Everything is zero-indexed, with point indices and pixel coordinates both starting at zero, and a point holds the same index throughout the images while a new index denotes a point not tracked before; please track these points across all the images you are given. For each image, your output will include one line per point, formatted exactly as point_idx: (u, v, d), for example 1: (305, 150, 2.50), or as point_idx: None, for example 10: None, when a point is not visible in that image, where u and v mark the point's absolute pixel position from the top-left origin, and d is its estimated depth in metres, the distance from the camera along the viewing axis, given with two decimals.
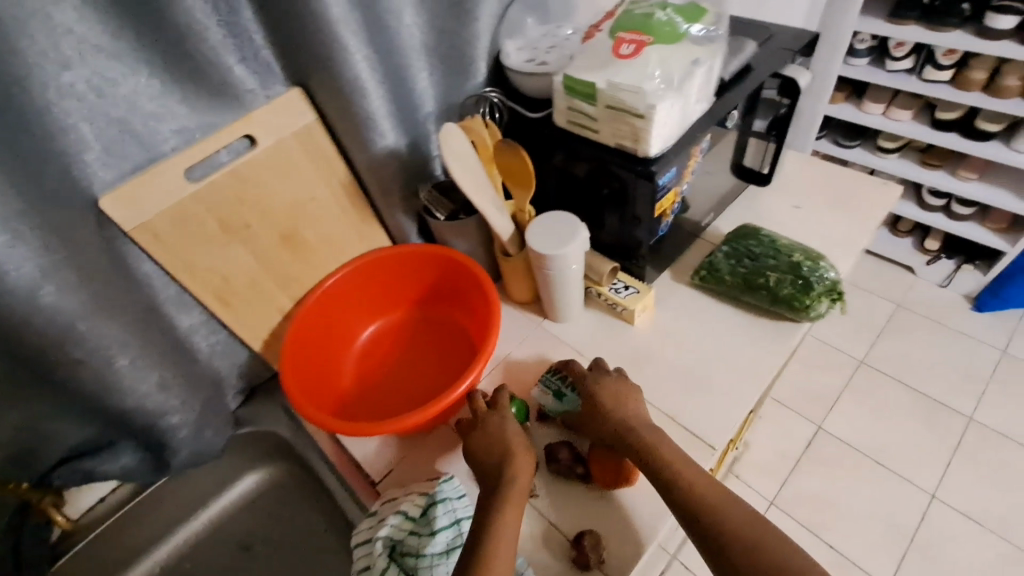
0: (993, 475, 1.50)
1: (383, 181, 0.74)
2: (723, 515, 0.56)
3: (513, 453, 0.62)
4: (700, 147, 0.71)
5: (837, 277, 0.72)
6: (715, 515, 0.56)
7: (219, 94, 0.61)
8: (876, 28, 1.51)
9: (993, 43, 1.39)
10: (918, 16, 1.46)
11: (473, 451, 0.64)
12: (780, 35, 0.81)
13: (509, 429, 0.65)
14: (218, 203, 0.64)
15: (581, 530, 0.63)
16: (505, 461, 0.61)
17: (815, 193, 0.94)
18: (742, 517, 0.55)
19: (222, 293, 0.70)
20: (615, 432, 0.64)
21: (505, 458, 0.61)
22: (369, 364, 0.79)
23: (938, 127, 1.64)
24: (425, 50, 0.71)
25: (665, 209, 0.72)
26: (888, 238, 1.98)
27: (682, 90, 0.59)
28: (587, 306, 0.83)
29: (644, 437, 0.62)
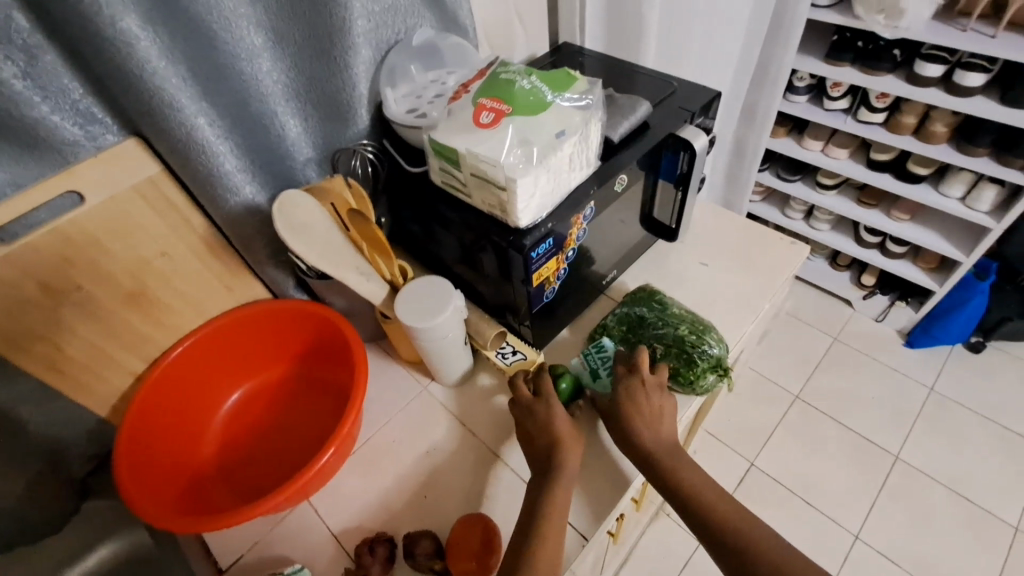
0: (915, 516, 1.52)
1: (246, 236, 0.68)
2: (746, 536, 0.56)
3: (565, 443, 0.62)
4: (584, 215, 0.67)
5: (721, 352, 0.69)
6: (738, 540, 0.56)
7: (32, 148, 0.54)
8: (814, 67, 1.52)
9: (921, 90, 1.39)
10: (852, 58, 1.46)
11: (525, 434, 0.65)
12: (681, 92, 0.79)
13: (556, 417, 0.64)
14: (37, 264, 0.57)
15: None
16: (554, 452, 0.61)
17: (724, 249, 0.92)
18: (763, 533, 0.56)
19: (52, 359, 0.63)
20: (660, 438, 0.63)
21: (555, 449, 0.61)
22: (234, 432, 0.73)
23: (872, 167, 1.66)
24: (291, 99, 0.66)
25: (547, 277, 0.68)
26: (827, 271, 2.00)
27: (545, 164, 0.55)
28: (477, 367, 0.79)
29: (667, 450, 0.62)
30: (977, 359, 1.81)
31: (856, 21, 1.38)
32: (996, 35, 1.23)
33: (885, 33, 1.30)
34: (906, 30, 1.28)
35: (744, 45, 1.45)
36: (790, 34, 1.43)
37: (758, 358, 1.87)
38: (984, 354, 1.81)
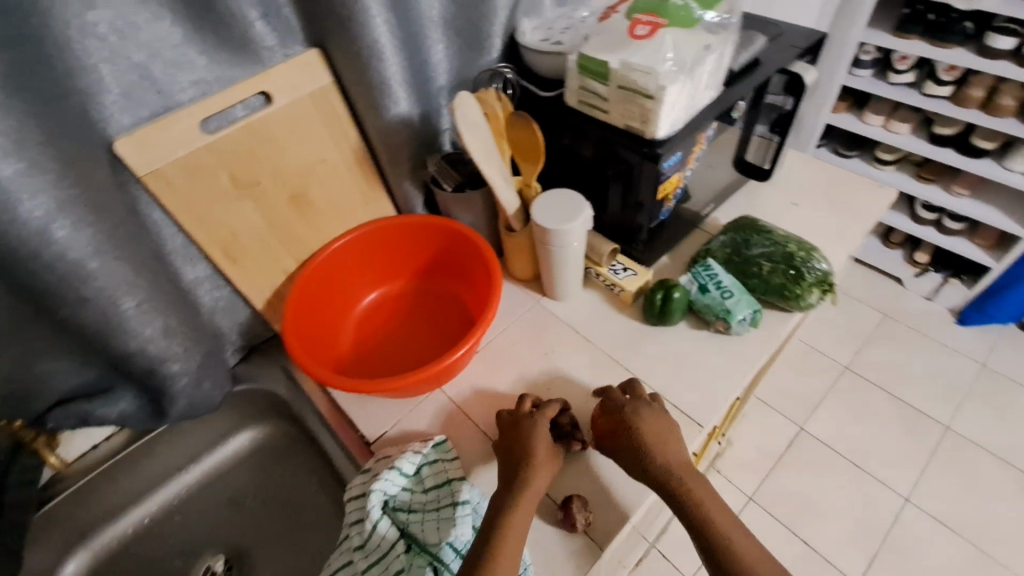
0: (965, 482, 1.55)
1: (393, 149, 0.75)
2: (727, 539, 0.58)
3: (537, 457, 0.61)
4: (706, 135, 0.72)
5: (828, 269, 0.74)
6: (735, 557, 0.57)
7: (238, 49, 0.62)
8: (881, 40, 1.52)
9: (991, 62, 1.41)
10: (922, 31, 1.47)
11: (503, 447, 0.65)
12: (789, 33, 0.83)
13: (538, 431, 0.64)
14: (231, 156, 0.65)
15: (569, 494, 0.65)
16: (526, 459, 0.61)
17: (812, 192, 0.96)
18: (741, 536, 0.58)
19: (228, 248, 0.70)
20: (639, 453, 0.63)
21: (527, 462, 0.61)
22: (369, 330, 0.81)
23: (935, 141, 1.68)
24: (443, 23, 0.72)
25: (668, 193, 0.74)
26: (879, 248, 2.02)
27: (693, 74, 0.61)
28: (585, 286, 0.85)
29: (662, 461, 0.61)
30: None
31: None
32: None
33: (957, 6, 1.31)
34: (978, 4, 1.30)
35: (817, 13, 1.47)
36: (862, 5, 1.45)
37: (807, 330, 1.91)
38: None
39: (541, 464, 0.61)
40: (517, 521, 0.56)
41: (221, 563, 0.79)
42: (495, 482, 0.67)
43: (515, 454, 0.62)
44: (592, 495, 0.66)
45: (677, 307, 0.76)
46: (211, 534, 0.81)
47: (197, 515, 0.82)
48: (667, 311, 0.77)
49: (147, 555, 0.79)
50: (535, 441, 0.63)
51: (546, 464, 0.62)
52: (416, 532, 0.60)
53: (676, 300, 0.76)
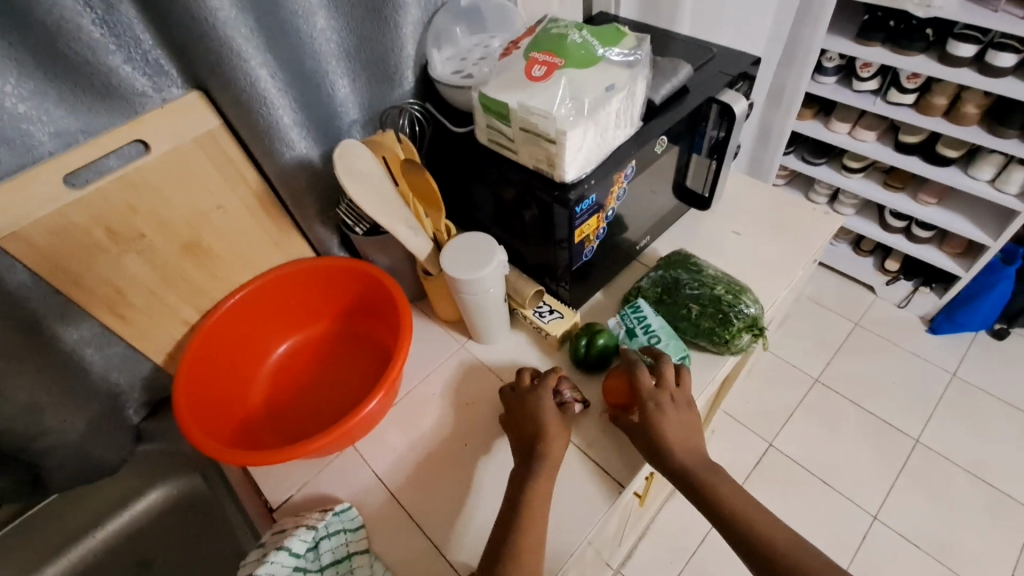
0: (933, 497, 1.52)
1: (296, 191, 0.71)
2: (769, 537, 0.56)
3: (548, 435, 0.61)
4: (625, 173, 0.68)
5: (757, 311, 0.70)
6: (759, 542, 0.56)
7: (102, 97, 0.57)
8: (842, 46, 1.49)
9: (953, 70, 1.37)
10: (883, 38, 1.44)
11: (512, 426, 0.65)
12: (721, 58, 0.80)
13: (544, 410, 0.63)
14: (105, 211, 0.60)
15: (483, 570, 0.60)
16: (538, 438, 0.61)
17: (755, 219, 0.93)
18: (776, 529, 0.56)
19: (114, 305, 0.66)
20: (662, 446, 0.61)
21: (538, 441, 0.61)
22: (280, 382, 0.76)
23: (901, 149, 1.64)
24: (343, 57, 0.68)
25: (588, 234, 0.70)
26: (850, 256, 1.99)
27: (595, 116, 0.57)
28: (513, 327, 0.81)
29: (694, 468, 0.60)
30: (1002, 346, 1.80)
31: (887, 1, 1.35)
32: None
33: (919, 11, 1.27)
34: (939, 9, 1.26)
35: (776, 21, 1.43)
36: (821, 12, 1.42)
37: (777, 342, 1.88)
38: (1008, 340, 1.80)
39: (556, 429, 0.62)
40: (537, 519, 0.56)
41: None
42: (402, 550, 0.62)
43: (525, 431, 0.62)
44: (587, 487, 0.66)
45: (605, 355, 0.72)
46: None
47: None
48: (593, 358, 0.72)
49: None
50: (540, 420, 0.62)
51: (560, 431, 0.62)
52: None
53: (603, 347, 0.72)
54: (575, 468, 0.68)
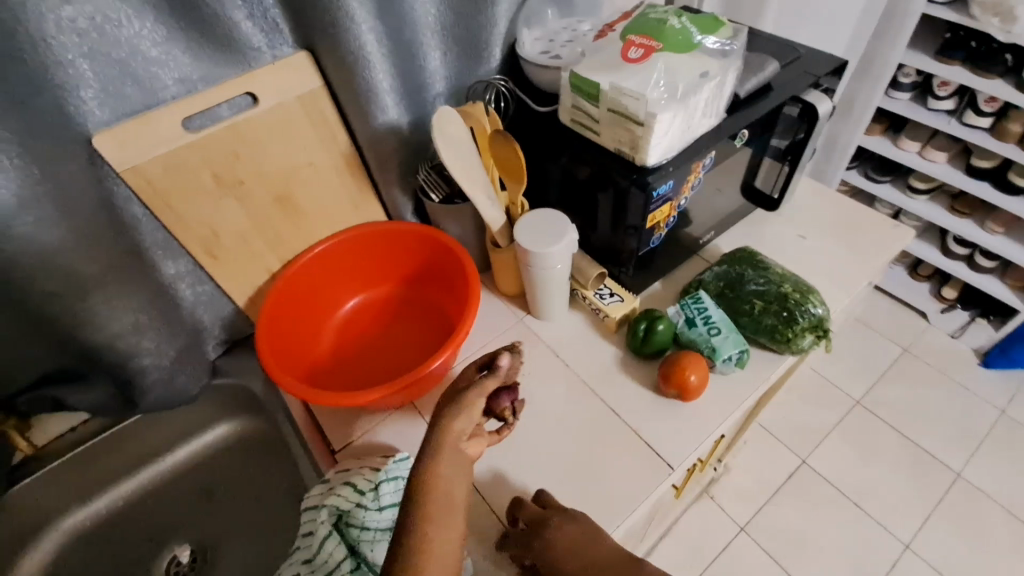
0: (970, 533, 1.47)
1: (382, 155, 0.74)
2: None
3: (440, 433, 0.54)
4: (703, 163, 0.69)
5: (823, 313, 0.70)
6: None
7: (223, 49, 0.61)
8: (922, 62, 1.45)
9: None
10: (964, 57, 1.39)
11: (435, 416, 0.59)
12: (807, 58, 0.79)
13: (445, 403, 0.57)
14: (213, 156, 0.65)
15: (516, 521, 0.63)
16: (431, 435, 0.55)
17: (821, 225, 0.92)
18: None
19: (209, 246, 0.70)
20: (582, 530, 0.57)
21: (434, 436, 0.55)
22: (346, 336, 0.80)
23: (973, 174, 1.59)
24: (439, 30, 0.70)
25: (659, 221, 0.71)
26: (905, 280, 1.93)
27: (686, 102, 0.58)
28: (572, 307, 0.83)
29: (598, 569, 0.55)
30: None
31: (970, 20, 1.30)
32: None
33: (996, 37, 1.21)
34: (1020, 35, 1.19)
35: (855, 30, 1.40)
36: (904, 25, 1.38)
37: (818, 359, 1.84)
38: None
39: (476, 405, 0.55)
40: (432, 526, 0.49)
41: (186, 553, 0.81)
42: None
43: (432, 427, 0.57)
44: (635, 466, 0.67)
45: (657, 343, 0.74)
46: (178, 523, 0.82)
47: (170, 503, 0.83)
48: (649, 345, 0.74)
49: (116, 540, 0.81)
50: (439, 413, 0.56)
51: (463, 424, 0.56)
52: (367, 551, 0.59)
53: (660, 334, 0.73)
54: (624, 448, 0.69)
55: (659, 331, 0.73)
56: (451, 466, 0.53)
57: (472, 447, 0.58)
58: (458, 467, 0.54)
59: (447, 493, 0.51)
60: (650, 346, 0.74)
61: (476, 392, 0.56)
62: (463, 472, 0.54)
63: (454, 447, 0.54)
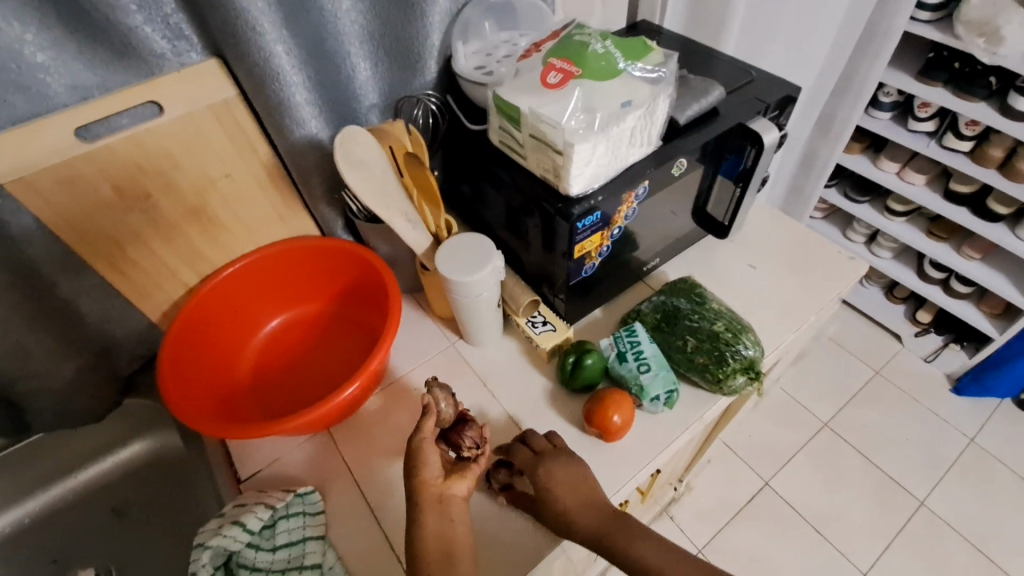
0: (931, 563, 1.46)
1: (304, 169, 0.70)
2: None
3: (424, 492, 0.56)
4: (636, 193, 0.65)
5: (755, 355, 0.67)
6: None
7: (120, 55, 0.57)
8: (903, 83, 1.41)
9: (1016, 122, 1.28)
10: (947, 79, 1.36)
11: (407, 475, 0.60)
12: (758, 83, 0.76)
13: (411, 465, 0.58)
14: (114, 167, 0.61)
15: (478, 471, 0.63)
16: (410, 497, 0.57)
17: (774, 254, 0.89)
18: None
19: (115, 259, 0.67)
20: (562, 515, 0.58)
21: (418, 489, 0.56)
22: (269, 356, 0.77)
23: (949, 198, 1.56)
24: (365, 40, 0.67)
25: (590, 251, 0.68)
26: (881, 301, 1.90)
27: (606, 132, 0.55)
28: (506, 334, 0.79)
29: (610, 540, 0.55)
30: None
31: (956, 39, 1.25)
32: None
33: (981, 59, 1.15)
34: (1011, 55, 1.14)
35: (833, 47, 1.36)
36: (884, 44, 1.34)
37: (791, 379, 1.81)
38: None
39: (429, 446, 0.58)
40: None
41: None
42: (356, 542, 0.62)
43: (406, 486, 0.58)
44: None
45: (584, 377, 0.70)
46: (88, 544, 0.79)
47: (81, 522, 0.80)
48: (577, 378, 0.70)
49: (20, 558, 0.78)
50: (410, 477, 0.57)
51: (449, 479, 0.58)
52: None
53: (591, 368, 0.69)
54: None
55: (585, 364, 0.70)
56: (437, 516, 0.55)
57: (459, 485, 0.58)
58: (446, 511, 0.55)
59: (446, 545, 0.53)
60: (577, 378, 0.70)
61: (423, 438, 0.59)
62: (460, 520, 0.56)
63: (436, 494, 0.56)
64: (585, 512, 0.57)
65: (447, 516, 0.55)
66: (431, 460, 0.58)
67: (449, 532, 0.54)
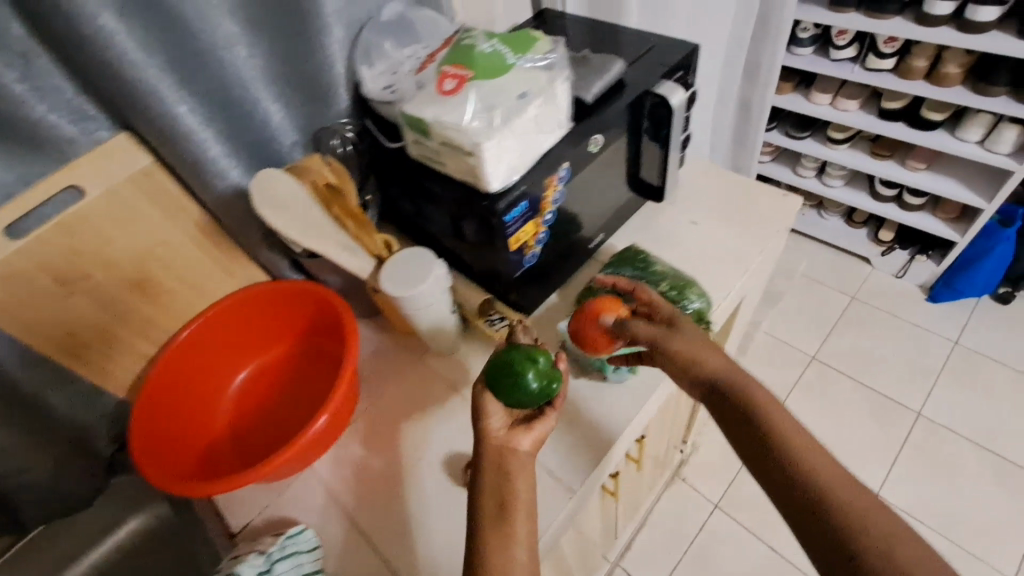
0: (938, 471, 1.49)
1: (239, 219, 0.72)
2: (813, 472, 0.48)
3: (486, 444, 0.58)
4: (558, 176, 0.67)
5: (701, 306, 0.70)
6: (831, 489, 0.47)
7: (32, 148, 0.58)
8: (818, 15, 1.49)
9: (929, 30, 1.37)
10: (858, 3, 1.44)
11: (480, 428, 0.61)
12: (661, 47, 0.79)
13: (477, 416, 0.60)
14: (48, 257, 0.61)
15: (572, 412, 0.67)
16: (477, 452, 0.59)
17: (713, 207, 0.92)
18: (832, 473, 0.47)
19: (70, 346, 0.67)
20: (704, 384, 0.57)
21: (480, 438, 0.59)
22: (244, 407, 0.78)
23: (884, 116, 1.61)
24: (272, 82, 0.68)
25: (526, 241, 0.68)
26: (842, 228, 1.95)
27: (510, 126, 0.56)
28: (468, 338, 0.81)
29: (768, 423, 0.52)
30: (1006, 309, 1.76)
31: None
32: None
33: None
34: None
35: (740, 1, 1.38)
36: None
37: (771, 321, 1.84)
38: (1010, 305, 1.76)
39: (491, 401, 0.60)
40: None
41: None
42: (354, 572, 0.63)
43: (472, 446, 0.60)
44: (548, 496, 0.66)
45: (518, 397, 0.58)
46: None
47: None
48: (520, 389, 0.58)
49: None
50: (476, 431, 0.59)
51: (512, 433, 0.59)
52: None
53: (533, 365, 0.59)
54: (527, 480, 0.67)
55: (534, 377, 0.58)
56: (496, 473, 0.56)
57: (521, 438, 0.58)
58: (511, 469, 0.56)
59: (501, 499, 0.55)
60: (508, 393, 0.58)
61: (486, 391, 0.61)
62: (523, 476, 0.56)
63: (501, 450, 0.58)
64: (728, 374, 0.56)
65: (505, 471, 0.56)
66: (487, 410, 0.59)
67: (506, 489, 0.55)
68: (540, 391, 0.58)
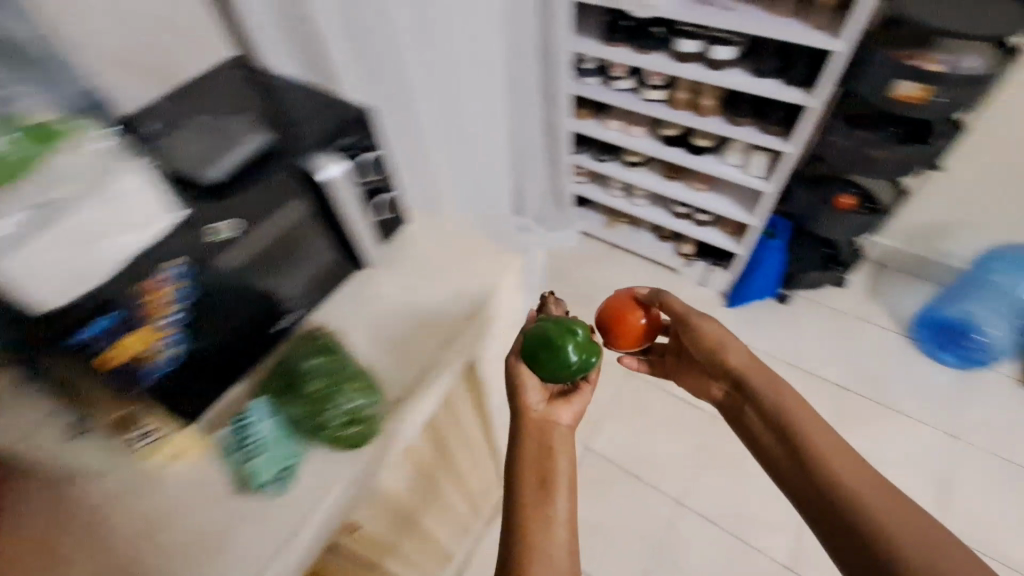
0: (730, 472, 1.64)
1: None
2: (856, 499, 0.73)
3: (550, 408, 0.89)
4: (163, 282, 0.65)
5: (358, 404, 0.77)
6: (852, 495, 0.74)
7: None
8: (593, 47, 1.58)
9: (683, 65, 1.49)
10: (625, 37, 1.54)
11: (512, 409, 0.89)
12: (325, 118, 0.80)
13: (527, 386, 0.90)
14: None
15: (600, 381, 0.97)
16: (517, 429, 0.87)
17: (431, 266, 0.97)
18: (874, 496, 0.72)
19: None
20: (772, 412, 0.89)
21: (538, 407, 0.90)
22: None
23: (664, 141, 1.73)
24: None
25: (140, 354, 0.66)
26: (654, 242, 2.14)
27: (33, 245, 0.56)
28: (135, 459, 0.77)
29: (826, 452, 0.80)
30: (784, 307, 2.02)
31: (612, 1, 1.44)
32: (733, 7, 1.33)
33: (637, 11, 1.37)
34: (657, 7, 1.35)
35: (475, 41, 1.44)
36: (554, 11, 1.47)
37: None
38: (792, 303, 2.02)
39: (529, 384, 0.91)
40: None
41: None
42: None
43: (542, 417, 0.88)
44: None
45: (554, 369, 0.87)
46: None
47: None
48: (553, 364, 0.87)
49: None
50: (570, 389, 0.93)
51: (585, 388, 0.95)
52: None
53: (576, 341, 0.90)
54: None
55: (570, 351, 0.88)
56: (533, 443, 0.85)
57: (562, 412, 0.90)
58: (536, 453, 0.84)
59: (539, 478, 0.80)
60: (557, 361, 0.87)
61: (521, 375, 0.91)
62: (567, 453, 0.84)
63: (534, 424, 0.87)
64: (815, 423, 0.84)
65: (546, 440, 0.85)
66: (518, 393, 0.90)
67: (543, 469, 0.81)
68: (582, 361, 0.90)
